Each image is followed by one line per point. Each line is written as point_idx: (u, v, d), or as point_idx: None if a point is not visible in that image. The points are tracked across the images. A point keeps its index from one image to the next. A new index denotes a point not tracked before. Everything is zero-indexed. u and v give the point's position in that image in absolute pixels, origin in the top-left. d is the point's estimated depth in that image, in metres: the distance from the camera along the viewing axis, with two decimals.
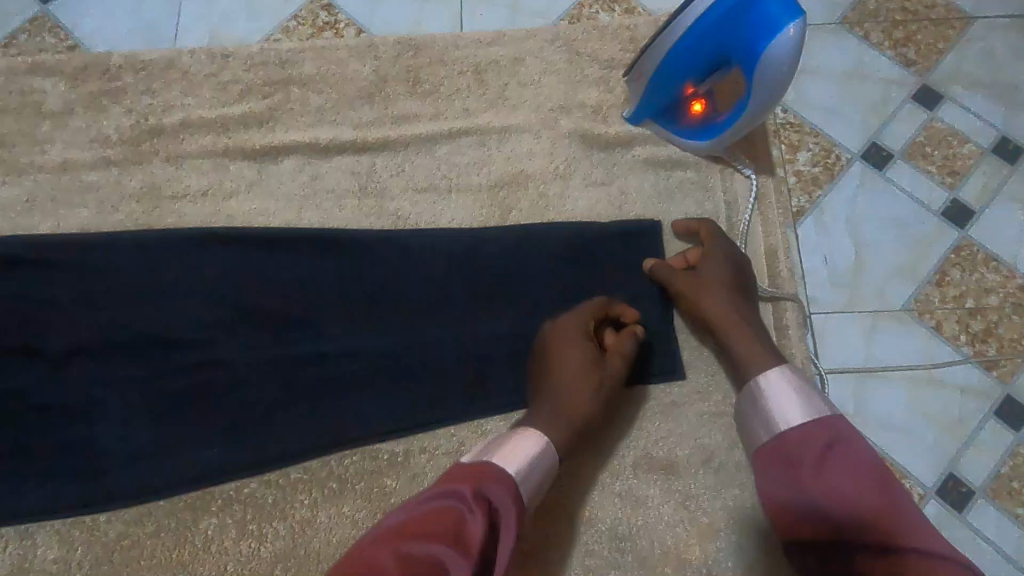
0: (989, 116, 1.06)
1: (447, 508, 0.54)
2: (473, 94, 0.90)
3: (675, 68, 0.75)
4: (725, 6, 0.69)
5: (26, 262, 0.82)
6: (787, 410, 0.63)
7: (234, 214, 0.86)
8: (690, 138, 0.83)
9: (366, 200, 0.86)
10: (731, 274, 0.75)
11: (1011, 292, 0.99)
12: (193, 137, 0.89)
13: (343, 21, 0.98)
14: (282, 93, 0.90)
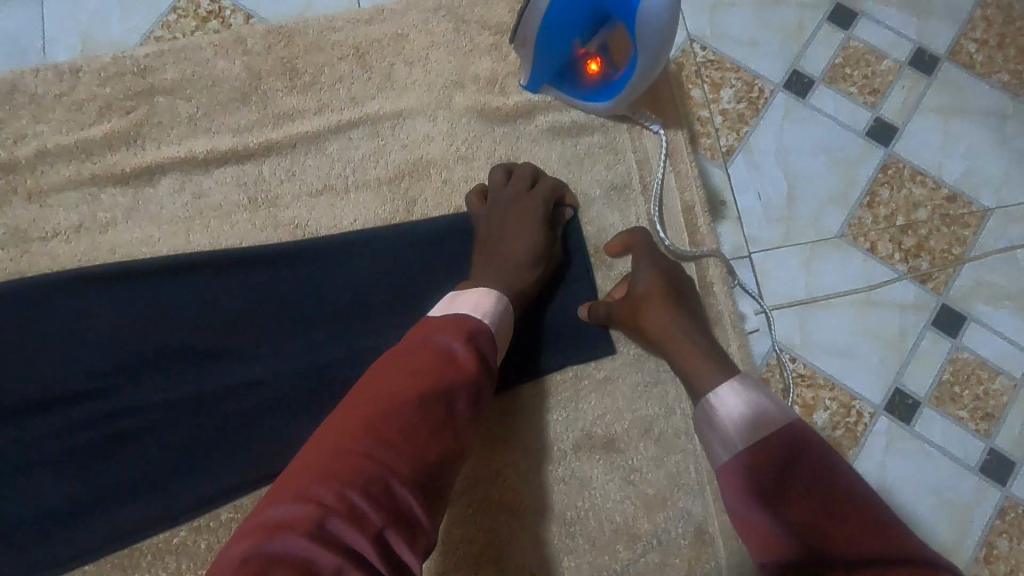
0: (904, 27, 1.04)
1: (437, 347, 0.57)
2: (357, 80, 0.83)
3: (559, 28, 0.70)
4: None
5: None
6: (739, 412, 0.58)
7: (114, 247, 0.78)
8: (593, 101, 0.77)
9: (257, 211, 0.79)
10: (662, 283, 0.71)
11: (939, 204, 1.00)
12: (54, 168, 0.80)
13: (227, 8, 0.89)
14: (146, 106, 0.82)
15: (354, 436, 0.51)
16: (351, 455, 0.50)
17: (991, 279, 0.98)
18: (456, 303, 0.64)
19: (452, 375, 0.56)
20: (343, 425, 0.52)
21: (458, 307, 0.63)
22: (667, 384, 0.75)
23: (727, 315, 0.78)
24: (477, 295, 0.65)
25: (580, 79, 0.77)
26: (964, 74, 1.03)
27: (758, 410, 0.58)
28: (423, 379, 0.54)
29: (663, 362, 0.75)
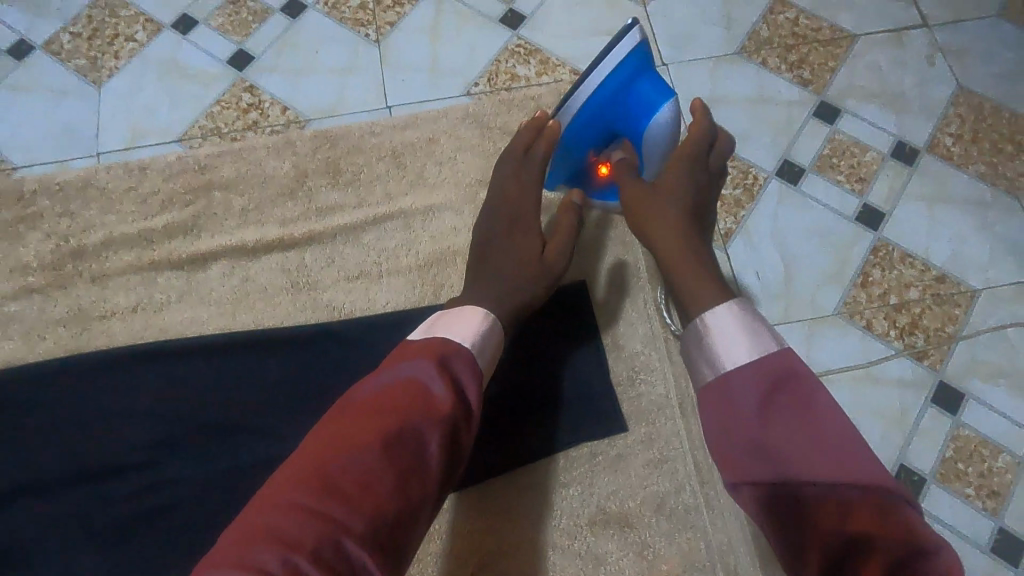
0: (883, 123, 1.16)
1: (409, 384, 0.60)
2: (393, 178, 0.93)
3: (582, 142, 0.79)
4: (614, 87, 0.74)
5: None
6: (743, 343, 0.55)
7: (167, 326, 0.86)
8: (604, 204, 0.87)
9: (300, 294, 0.87)
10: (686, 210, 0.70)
11: (930, 284, 1.07)
12: (117, 254, 0.89)
13: (266, 101, 1.00)
14: (204, 199, 0.92)
15: (310, 483, 0.54)
16: (298, 502, 0.53)
17: (987, 357, 1.03)
18: (451, 328, 0.68)
19: (426, 412, 0.58)
20: (305, 465, 0.56)
21: (451, 331, 0.67)
22: (677, 461, 0.79)
23: None
24: (468, 322, 0.68)
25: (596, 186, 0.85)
26: (943, 164, 1.13)
27: (756, 347, 0.55)
28: (389, 418, 0.57)
29: (672, 440, 0.80)
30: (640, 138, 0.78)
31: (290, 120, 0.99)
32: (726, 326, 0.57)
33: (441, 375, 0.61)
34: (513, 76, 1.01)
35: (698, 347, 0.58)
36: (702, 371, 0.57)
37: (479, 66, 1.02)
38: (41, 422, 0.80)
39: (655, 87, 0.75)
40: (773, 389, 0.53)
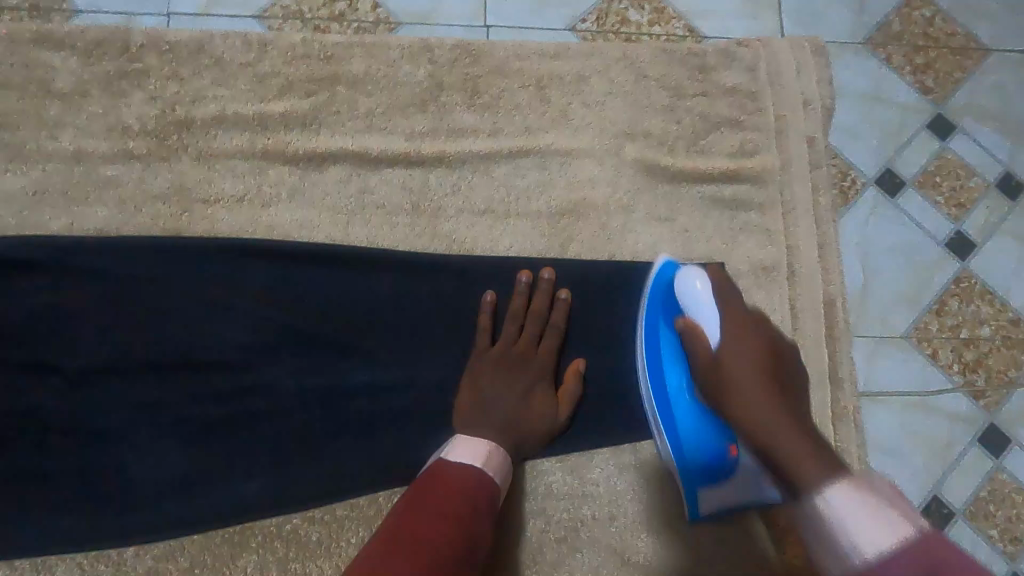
0: (998, 150, 1.02)
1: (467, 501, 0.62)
2: (533, 111, 0.85)
3: (675, 432, 0.69)
4: (657, 296, 0.73)
5: (40, 265, 0.74)
6: (870, 523, 0.46)
7: (273, 224, 0.79)
8: (717, 457, 0.68)
9: (421, 218, 0.81)
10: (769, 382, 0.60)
11: (1003, 325, 0.98)
12: (227, 135, 0.81)
13: None
14: (327, 93, 0.83)
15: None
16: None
17: None
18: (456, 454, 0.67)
19: (475, 524, 0.61)
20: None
21: (456, 458, 0.66)
22: None
23: (850, 411, 0.79)
24: (481, 446, 0.68)
25: (722, 498, 0.71)
26: None
27: (884, 530, 0.45)
28: (456, 527, 0.59)
29: None
30: (690, 315, 0.69)
31: (379, 19, 0.89)
32: (841, 502, 0.49)
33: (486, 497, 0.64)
34: (625, 19, 0.93)
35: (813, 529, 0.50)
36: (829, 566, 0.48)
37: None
38: (129, 300, 0.74)
39: (688, 272, 0.71)
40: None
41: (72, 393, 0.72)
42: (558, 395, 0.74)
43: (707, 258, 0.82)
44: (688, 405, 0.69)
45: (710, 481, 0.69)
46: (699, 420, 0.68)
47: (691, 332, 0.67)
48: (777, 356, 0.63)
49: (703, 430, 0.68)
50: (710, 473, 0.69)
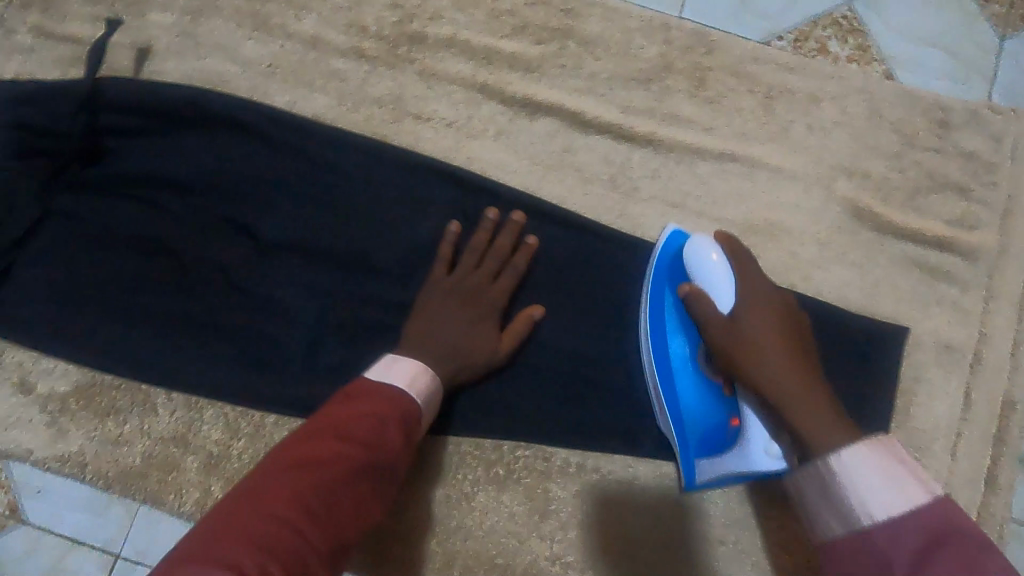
0: None
1: (362, 415, 0.60)
2: (754, 119, 0.81)
3: (675, 397, 0.70)
4: (663, 260, 0.71)
5: (261, 135, 0.78)
6: (879, 489, 0.50)
7: (474, 157, 0.80)
8: (715, 429, 0.68)
9: (615, 192, 0.79)
10: (795, 354, 0.63)
11: None
12: (453, 59, 0.82)
13: None
14: (557, 45, 0.83)
15: (286, 496, 0.52)
16: (274, 509, 0.50)
17: None
18: (394, 368, 0.66)
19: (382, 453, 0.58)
20: (269, 485, 0.53)
21: (390, 381, 0.65)
22: None
23: (996, 520, 0.75)
24: (409, 365, 0.67)
25: (719, 467, 0.68)
26: None
27: (894, 498, 0.49)
28: (353, 449, 0.57)
29: None
30: (698, 281, 0.68)
31: None
32: (853, 455, 0.53)
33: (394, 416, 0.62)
34: (823, 47, 0.84)
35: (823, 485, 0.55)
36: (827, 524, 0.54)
37: (796, 16, 0.85)
38: (329, 190, 0.78)
39: (697, 241, 0.69)
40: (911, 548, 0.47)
41: (258, 260, 0.76)
42: (505, 334, 0.73)
43: (893, 320, 0.77)
44: (689, 373, 0.70)
45: (708, 450, 0.69)
46: (698, 387, 0.69)
47: (694, 297, 0.67)
48: (786, 321, 0.65)
49: (703, 398, 0.69)
50: (707, 444, 0.69)
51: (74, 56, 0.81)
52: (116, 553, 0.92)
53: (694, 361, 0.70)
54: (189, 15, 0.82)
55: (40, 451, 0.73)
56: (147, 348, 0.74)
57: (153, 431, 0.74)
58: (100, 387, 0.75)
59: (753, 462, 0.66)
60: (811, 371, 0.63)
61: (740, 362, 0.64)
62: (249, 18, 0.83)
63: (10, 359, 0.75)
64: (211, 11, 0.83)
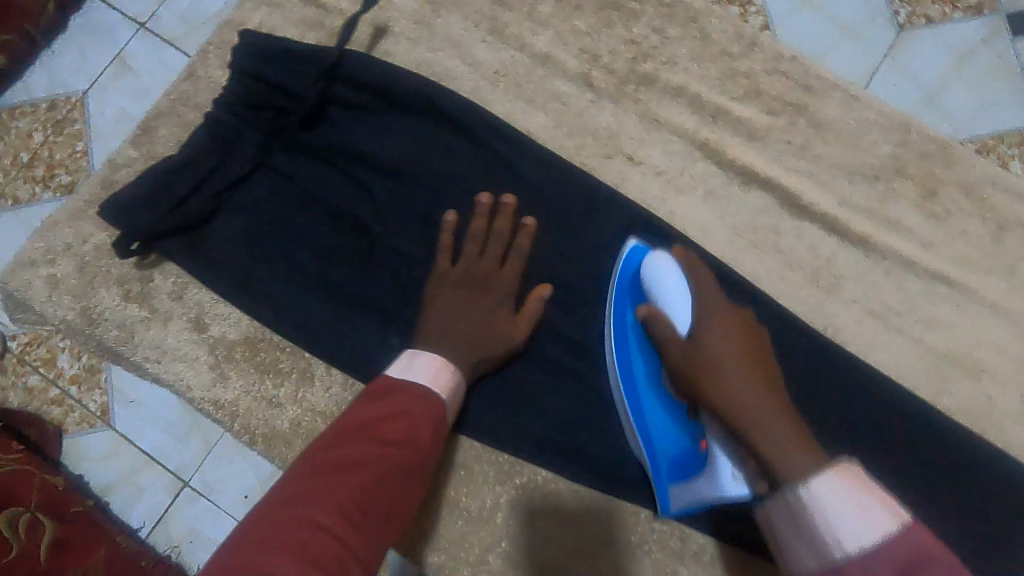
0: None
1: (397, 415, 0.61)
2: (978, 246, 0.76)
3: (648, 430, 0.70)
4: (624, 282, 0.72)
5: (475, 142, 0.79)
6: (857, 525, 0.45)
7: (676, 212, 0.78)
8: (687, 454, 0.68)
9: (813, 286, 0.76)
10: (739, 354, 0.60)
11: None
12: (679, 109, 0.80)
13: (755, 7, 0.88)
14: (787, 119, 0.79)
15: (317, 499, 0.53)
16: (310, 514, 0.51)
17: None
18: (412, 366, 0.67)
19: (408, 451, 0.60)
20: (300, 488, 0.54)
21: (411, 378, 0.66)
22: None
23: None
24: (429, 360, 0.68)
25: (687, 495, 0.67)
26: None
27: (868, 524, 0.45)
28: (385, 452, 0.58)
29: None
30: (661, 306, 0.68)
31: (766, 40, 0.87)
32: (823, 485, 0.48)
33: (423, 414, 0.62)
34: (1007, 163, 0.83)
35: (790, 519, 0.49)
36: (797, 558, 0.48)
37: (982, 123, 0.84)
38: (527, 212, 0.77)
39: (655, 261, 0.69)
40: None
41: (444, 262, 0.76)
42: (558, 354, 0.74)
43: None
44: (656, 396, 0.70)
45: (681, 476, 0.68)
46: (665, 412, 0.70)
47: (651, 317, 0.66)
48: (748, 339, 0.61)
49: (669, 423, 0.69)
50: (681, 470, 0.69)
51: (315, 21, 0.83)
52: (184, 478, 1.04)
53: (664, 388, 0.70)
54: (432, 5, 0.83)
55: (198, 391, 0.75)
56: (324, 323, 0.75)
57: (307, 402, 0.75)
58: (267, 345, 0.76)
59: (721, 488, 0.63)
60: (760, 373, 0.59)
61: (706, 388, 0.59)
62: (488, 22, 0.83)
63: (192, 295, 0.76)
64: (453, 6, 0.83)
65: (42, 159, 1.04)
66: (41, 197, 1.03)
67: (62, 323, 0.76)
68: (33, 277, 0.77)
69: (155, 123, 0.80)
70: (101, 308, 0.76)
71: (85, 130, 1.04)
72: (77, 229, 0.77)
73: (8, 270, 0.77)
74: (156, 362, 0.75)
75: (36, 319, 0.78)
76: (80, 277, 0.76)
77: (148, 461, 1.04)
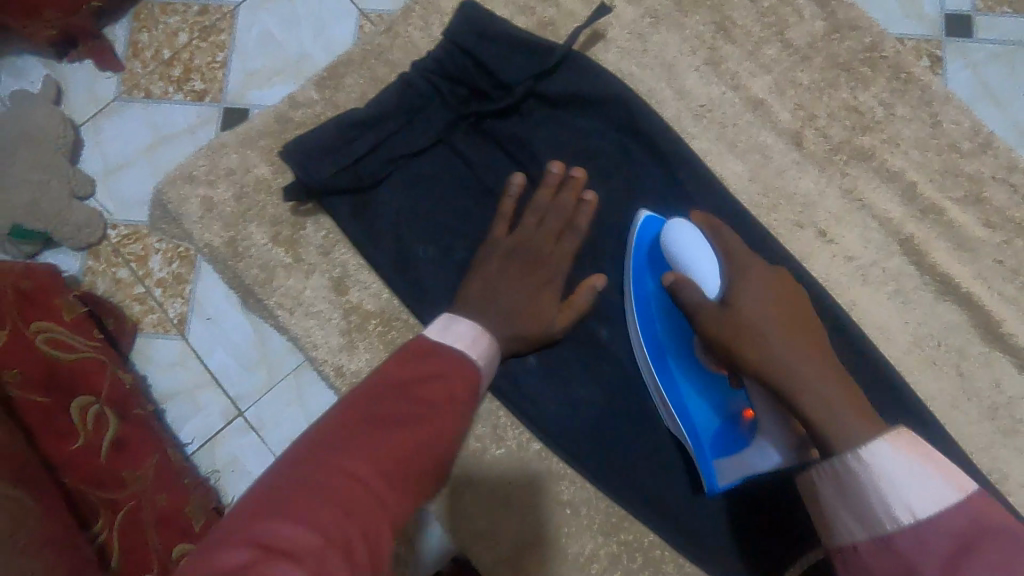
0: None
1: (417, 382, 0.48)
2: None
3: (681, 404, 0.66)
4: (643, 245, 0.68)
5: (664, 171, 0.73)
6: (907, 489, 0.45)
7: (857, 303, 0.72)
8: (725, 425, 0.65)
9: (988, 423, 0.69)
10: (778, 317, 0.59)
11: None
12: (887, 193, 0.74)
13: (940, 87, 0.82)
14: (1003, 235, 0.72)
15: (358, 451, 0.42)
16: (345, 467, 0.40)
17: None
18: (447, 331, 0.57)
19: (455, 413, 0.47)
20: (330, 440, 0.42)
21: (441, 342, 0.54)
22: None
23: None
24: (465, 328, 0.58)
25: (736, 465, 0.62)
26: None
27: (926, 489, 0.45)
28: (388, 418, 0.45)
29: None
30: (690, 271, 0.62)
31: None
32: (881, 455, 0.47)
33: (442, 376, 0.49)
34: None
35: (840, 494, 0.49)
36: (846, 530, 0.48)
37: None
38: None
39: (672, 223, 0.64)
40: (944, 555, 0.43)
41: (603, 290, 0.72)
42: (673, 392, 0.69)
43: None
44: (682, 365, 0.67)
45: (720, 448, 0.64)
46: (685, 373, 0.67)
47: (680, 285, 0.61)
48: (776, 286, 0.61)
49: (694, 386, 0.67)
50: (721, 443, 0.65)
51: (527, 4, 0.78)
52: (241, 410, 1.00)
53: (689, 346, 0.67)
54: (651, 19, 0.78)
55: (321, 353, 0.73)
56: None
57: None
58: (401, 325, 0.73)
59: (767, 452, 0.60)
60: (804, 339, 0.58)
61: (748, 357, 0.58)
62: (706, 50, 0.77)
63: (340, 255, 0.74)
64: (673, 24, 0.78)
65: (182, 64, 1.07)
66: (173, 99, 1.05)
67: (206, 248, 0.75)
68: (189, 195, 0.75)
69: (344, 70, 0.78)
70: (249, 243, 0.74)
71: (228, 43, 1.08)
72: (244, 157, 0.76)
73: (167, 181, 0.76)
74: (288, 312, 0.73)
75: (183, 236, 0.78)
76: (236, 207, 0.75)
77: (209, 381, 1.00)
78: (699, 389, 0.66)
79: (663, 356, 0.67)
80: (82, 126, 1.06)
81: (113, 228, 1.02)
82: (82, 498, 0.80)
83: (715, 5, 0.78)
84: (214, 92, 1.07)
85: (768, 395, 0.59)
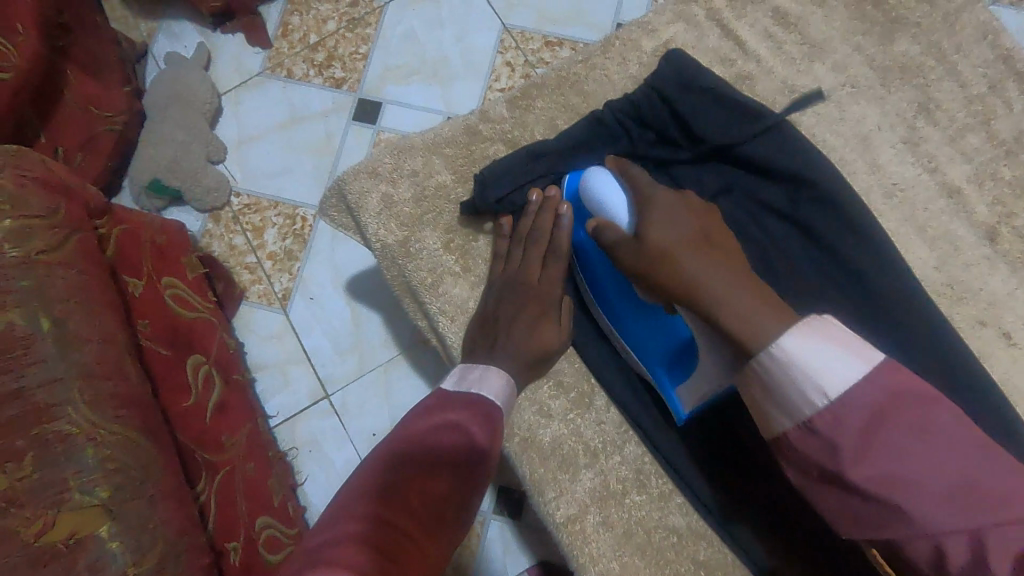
0: None
1: (437, 428, 0.57)
2: None
3: (635, 338, 0.68)
4: (571, 200, 0.71)
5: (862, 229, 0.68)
6: (820, 371, 0.45)
7: None
8: (678, 349, 0.65)
9: None
10: (697, 238, 0.59)
11: None
12: None
13: None
14: None
15: (379, 500, 0.52)
16: (369, 514, 0.51)
17: None
18: (468, 378, 0.64)
19: (468, 464, 0.56)
20: (352, 507, 0.51)
21: (458, 390, 0.62)
22: None
23: None
24: (479, 372, 0.64)
25: (697, 391, 0.63)
26: None
27: (831, 362, 0.45)
28: (413, 460, 0.55)
29: None
30: (599, 206, 0.66)
31: None
32: (794, 339, 0.47)
33: (461, 420, 0.58)
34: None
35: (761, 382, 0.48)
36: (775, 420, 0.48)
37: None
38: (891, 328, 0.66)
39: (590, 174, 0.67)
40: (861, 425, 0.43)
41: None
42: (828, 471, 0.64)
43: None
44: (628, 305, 0.68)
45: (683, 375, 0.65)
46: (645, 316, 0.67)
47: (598, 230, 0.63)
48: (706, 220, 0.62)
49: (643, 325, 0.68)
50: (680, 364, 0.65)
51: (726, 56, 0.78)
52: (327, 392, 1.10)
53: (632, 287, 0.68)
54: (851, 88, 0.77)
55: None
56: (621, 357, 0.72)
57: (575, 426, 0.71)
58: None
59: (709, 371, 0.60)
60: (743, 283, 0.53)
61: (661, 277, 0.57)
62: (904, 129, 0.76)
63: None
64: (874, 97, 0.77)
65: (326, 51, 1.19)
66: (313, 83, 1.17)
67: (377, 243, 0.76)
68: (369, 187, 0.76)
69: (534, 92, 0.79)
70: (421, 245, 0.75)
71: (373, 37, 1.19)
72: (427, 161, 0.77)
73: (351, 172, 0.77)
74: (448, 320, 0.74)
75: (355, 229, 0.79)
76: (413, 209, 0.76)
77: (303, 359, 1.11)
78: (662, 322, 0.66)
79: (599, 287, 0.70)
80: (224, 96, 1.17)
81: (238, 198, 1.14)
82: (190, 454, 0.85)
83: (920, 85, 0.77)
84: (353, 81, 1.18)
85: (694, 320, 0.57)
